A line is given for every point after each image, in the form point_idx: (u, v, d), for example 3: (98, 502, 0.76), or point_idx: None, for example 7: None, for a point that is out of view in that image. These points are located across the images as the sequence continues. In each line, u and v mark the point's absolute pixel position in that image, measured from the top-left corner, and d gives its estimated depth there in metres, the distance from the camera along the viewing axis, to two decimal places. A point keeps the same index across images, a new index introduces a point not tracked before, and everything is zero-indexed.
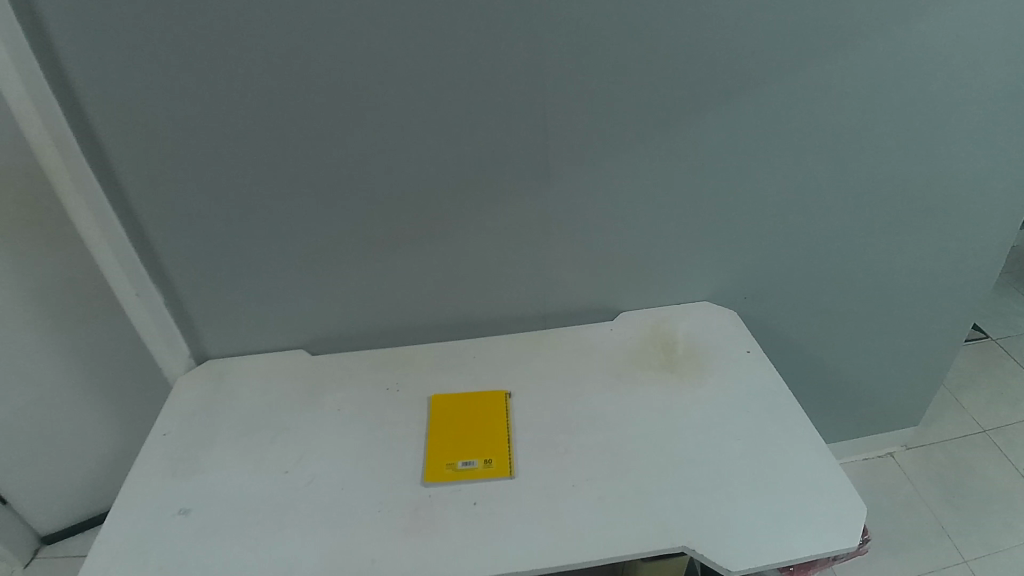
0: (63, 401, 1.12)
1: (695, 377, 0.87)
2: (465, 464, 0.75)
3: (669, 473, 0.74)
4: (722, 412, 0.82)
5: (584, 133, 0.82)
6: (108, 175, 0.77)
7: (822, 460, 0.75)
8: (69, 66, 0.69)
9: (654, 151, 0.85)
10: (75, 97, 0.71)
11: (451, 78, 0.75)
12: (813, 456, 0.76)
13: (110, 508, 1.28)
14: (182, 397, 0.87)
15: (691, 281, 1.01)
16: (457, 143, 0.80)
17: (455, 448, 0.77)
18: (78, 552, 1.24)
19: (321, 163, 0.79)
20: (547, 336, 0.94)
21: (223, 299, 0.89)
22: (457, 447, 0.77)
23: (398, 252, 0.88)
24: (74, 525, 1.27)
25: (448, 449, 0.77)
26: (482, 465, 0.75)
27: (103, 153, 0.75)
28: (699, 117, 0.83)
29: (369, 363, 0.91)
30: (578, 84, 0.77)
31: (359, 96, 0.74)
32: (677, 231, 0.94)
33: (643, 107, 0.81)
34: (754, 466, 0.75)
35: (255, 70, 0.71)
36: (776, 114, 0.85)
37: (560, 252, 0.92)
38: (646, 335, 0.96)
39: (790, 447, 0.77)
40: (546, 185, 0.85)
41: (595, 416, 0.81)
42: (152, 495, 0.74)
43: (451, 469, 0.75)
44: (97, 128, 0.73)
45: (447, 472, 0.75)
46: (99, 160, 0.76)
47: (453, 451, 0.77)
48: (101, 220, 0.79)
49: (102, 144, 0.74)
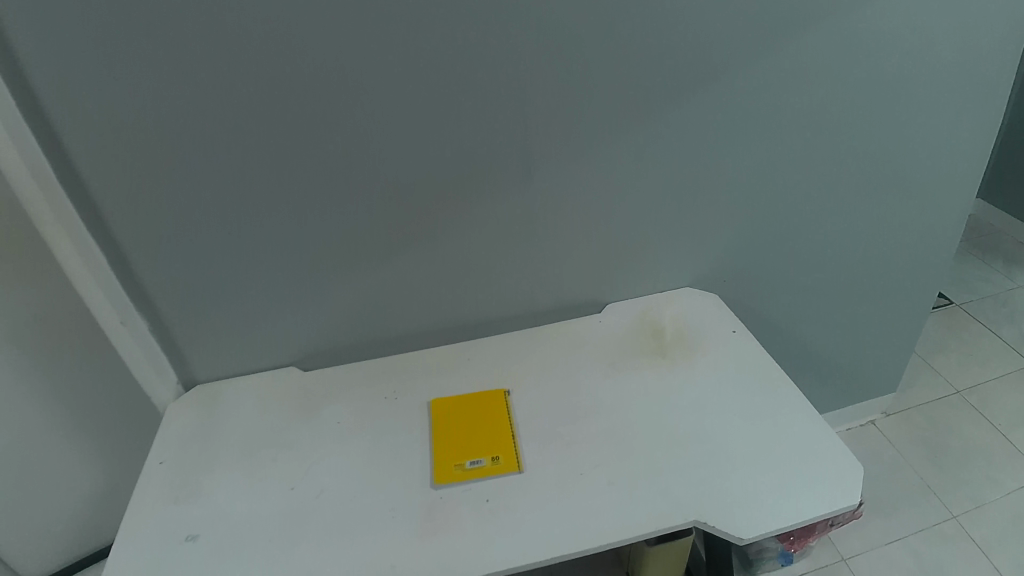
0: (46, 441, 1.09)
1: (687, 359, 0.89)
2: (472, 464, 0.76)
3: (674, 453, 0.76)
4: (717, 390, 0.84)
5: (564, 129, 0.83)
6: (85, 202, 0.76)
7: (818, 426, 0.78)
8: (42, 94, 0.68)
9: (632, 141, 0.87)
10: (49, 124, 0.70)
11: (431, 83, 0.76)
12: (809, 423, 0.78)
13: (97, 548, 1.24)
14: (175, 424, 0.86)
15: (674, 268, 1.03)
16: (440, 147, 0.81)
17: (460, 448, 0.77)
18: None
19: (304, 177, 0.79)
20: (538, 333, 0.96)
21: (211, 321, 0.88)
22: (463, 447, 0.78)
23: (386, 260, 0.89)
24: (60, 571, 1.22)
25: (454, 450, 0.77)
26: (489, 462, 0.76)
27: (80, 180, 0.74)
28: (672, 106, 0.85)
29: (364, 373, 0.91)
30: (554, 82, 0.79)
31: (340, 106, 0.75)
32: (658, 218, 0.96)
33: (619, 99, 0.83)
34: (755, 439, 0.77)
35: (233, 87, 0.71)
36: (745, 98, 0.88)
37: (546, 248, 0.93)
38: (635, 323, 0.97)
39: (786, 417, 0.79)
40: (528, 183, 0.86)
41: (595, 405, 0.82)
42: (157, 523, 0.73)
43: (459, 469, 0.75)
44: (73, 155, 0.72)
45: (456, 473, 0.75)
46: (77, 187, 0.74)
47: (459, 452, 0.77)
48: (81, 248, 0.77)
49: (79, 172, 0.73)
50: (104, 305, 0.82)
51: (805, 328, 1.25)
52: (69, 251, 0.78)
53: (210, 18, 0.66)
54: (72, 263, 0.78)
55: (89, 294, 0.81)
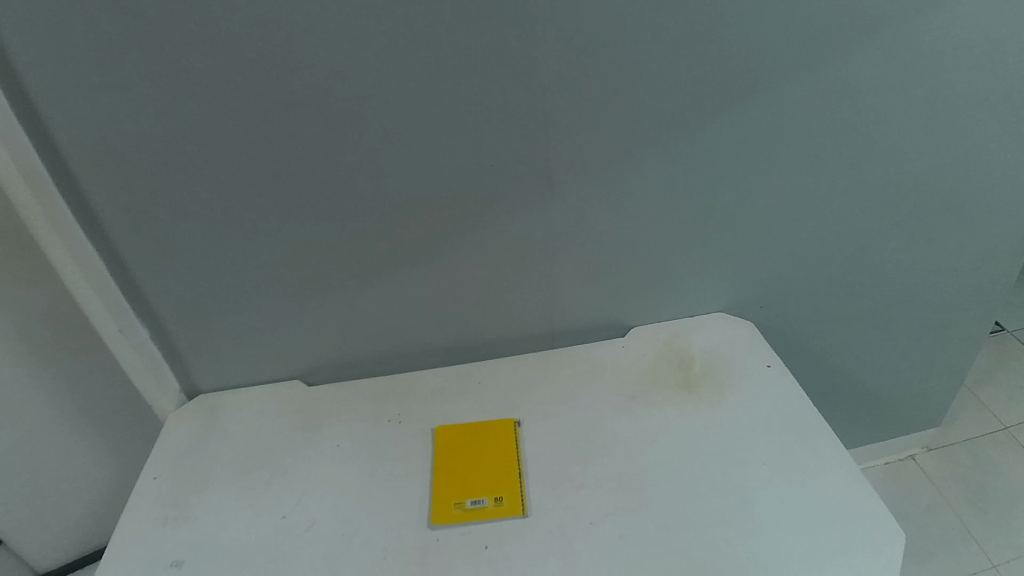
0: (54, 438, 1.08)
1: (713, 396, 0.83)
2: (473, 504, 0.71)
3: (691, 505, 0.70)
4: (745, 434, 0.77)
5: (588, 146, 0.77)
6: (83, 208, 0.73)
7: (855, 484, 0.71)
8: (36, 97, 0.65)
9: (662, 160, 0.80)
10: (44, 129, 0.67)
11: (445, 95, 0.70)
12: (845, 481, 0.71)
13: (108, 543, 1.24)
14: (173, 436, 0.83)
15: (703, 292, 0.96)
16: (455, 161, 0.76)
17: (462, 486, 0.73)
18: None
19: (310, 186, 0.75)
20: (555, 357, 0.90)
21: (214, 331, 0.85)
22: (465, 484, 0.73)
23: (396, 274, 0.84)
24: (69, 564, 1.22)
25: (455, 487, 0.73)
26: (491, 503, 0.71)
27: (77, 187, 0.71)
28: (706, 124, 0.79)
29: (369, 392, 0.87)
30: (579, 96, 0.73)
31: (348, 115, 0.70)
32: (688, 241, 0.89)
33: (649, 115, 0.76)
34: (783, 494, 0.70)
35: (235, 93, 0.67)
36: (787, 117, 0.80)
37: (566, 268, 0.88)
38: (659, 352, 0.91)
39: (820, 471, 0.73)
40: (548, 201, 0.81)
41: (611, 443, 0.77)
42: (143, 546, 0.70)
43: (459, 509, 0.71)
44: (69, 160, 0.69)
45: (455, 513, 0.70)
46: (74, 194, 0.72)
47: (460, 489, 0.73)
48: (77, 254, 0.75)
49: (75, 177, 0.70)
50: (103, 313, 0.80)
51: (844, 358, 1.17)
52: (65, 258, 0.75)
53: (209, 20, 0.62)
54: (68, 271, 0.76)
55: (87, 301, 0.79)
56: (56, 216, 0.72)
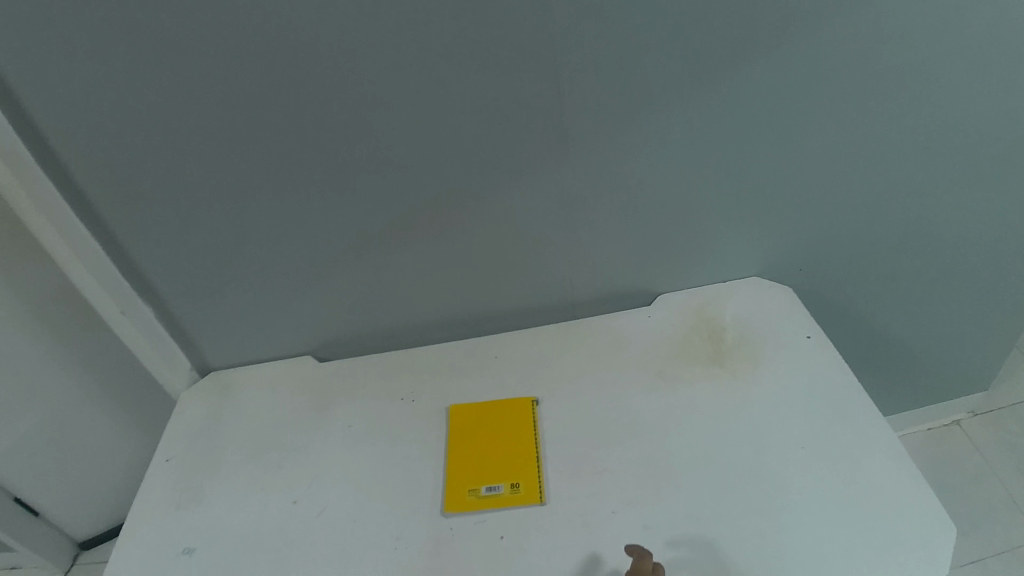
0: (78, 413, 1.09)
1: (747, 372, 0.77)
2: (489, 491, 0.68)
3: (719, 493, 0.65)
4: (779, 414, 0.72)
5: (605, 103, 0.70)
6: (71, 187, 0.71)
7: (901, 472, 0.65)
8: (8, 75, 0.62)
9: (688, 115, 0.73)
10: (20, 104, 0.64)
11: (443, 52, 0.64)
12: (889, 467, 0.66)
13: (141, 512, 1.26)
14: (185, 415, 0.81)
15: (736, 257, 0.89)
16: (459, 125, 0.69)
17: (477, 470, 0.70)
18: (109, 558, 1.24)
19: (306, 155, 0.70)
20: (575, 329, 0.86)
21: (220, 306, 0.83)
22: (480, 469, 0.70)
23: (405, 246, 0.79)
24: (104, 533, 1.25)
25: (470, 472, 0.70)
26: (508, 490, 0.68)
27: (61, 164, 0.69)
28: (737, 74, 0.70)
29: (382, 367, 0.84)
30: (592, 48, 0.65)
31: (341, 78, 0.64)
32: (718, 203, 0.82)
33: (672, 66, 0.68)
34: (821, 481, 0.65)
35: (215, 59, 0.62)
36: (832, 63, 0.71)
37: (585, 236, 0.82)
38: (690, 322, 0.85)
39: (862, 455, 0.67)
40: (562, 164, 0.74)
41: (636, 424, 0.72)
42: (154, 532, 0.69)
43: (474, 497, 0.67)
44: (50, 138, 0.67)
45: (469, 500, 0.67)
46: (60, 171, 0.69)
47: (475, 474, 0.69)
48: (68, 236, 0.74)
49: (58, 155, 0.68)
50: (101, 295, 0.79)
51: (889, 322, 1.09)
52: (57, 239, 0.74)
53: None
54: (62, 254, 0.75)
55: (84, 283, 0.78)
56: (42, 197, 0.71)
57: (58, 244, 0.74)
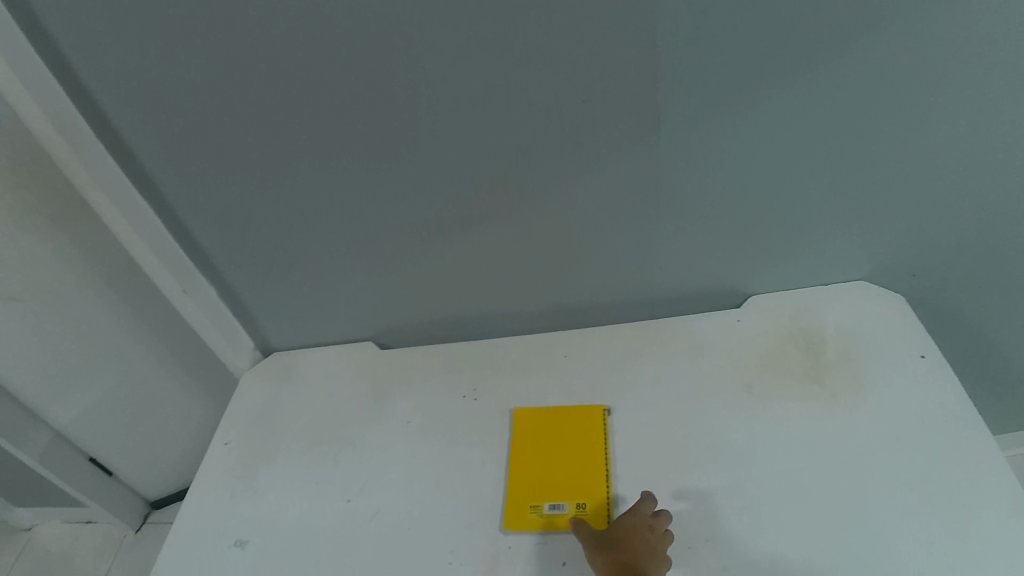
0: (150, 379, 1.12)
1: (848, 396, 0.68)
2: (552, 508, 0.64)
3: (802, 534, 0.59)
4: (882, 446, 0.64)
5: (695, 85, 0.60)
6: (135, 167, 0.71)
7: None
8: (69, 57, 0.62)
9: (799, 99, 0.61)
10: (77, 77, 0.63)
11: (507, 24, 0.56)
12: (1009, 521, 0.56)
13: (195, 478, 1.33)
14: (247, 396, 0.85)
15: (847, 262, 0.76)
16: (526, 107, 0.62)
17: (540, 485, 0.66)
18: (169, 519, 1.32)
19: (364, 135, 0.65)
20: (649, 330, 0.80)
21: (281, 286, 0.82)
22: (544, 484, 0.66)
23: (469, 233, 0.74)
24: (170, 495, 1.33)
25: (532, 487, 0.66)
26: (573, 510, 0.64)
27: (120, 137, 0.68)
28: (861, 56, 0.57)
29: (441, 360, 0.83)
30: (680, 26, 0.56)
31: (397, 50, 0.58)
32: (830, 203, 0.69)
33: (783, 40, 0.56)
34: (922, 531, 0.57)
35: (266, 36, 0.58)
36: (995, 40, 0.55)
37: (667, 234, 0.73)
38: (783, 330, 0.76)
39: (976, 505, 0.58)
40: (642, 155, 0.65)
41: (720, 446, 0.66)
42: (213, 517, 0.72)
43: (536, 514, 0.64)
44: (113, 118, 0.66)
45: (531, 518, 0.64)
46: (119, 145, 0.69)
47: (538, 490, 0.66)
48: (129, 214, 0.74)
49: (121, 136, 0.68)
50: (162, 273, 0.80)
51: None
52: (118, 218, 0.74)
53: None
54: (124, 232, 0.76)
55: (146, 261, 0.79)
56: (98, 170, 0.71)
57: (119, 221, 0.75)
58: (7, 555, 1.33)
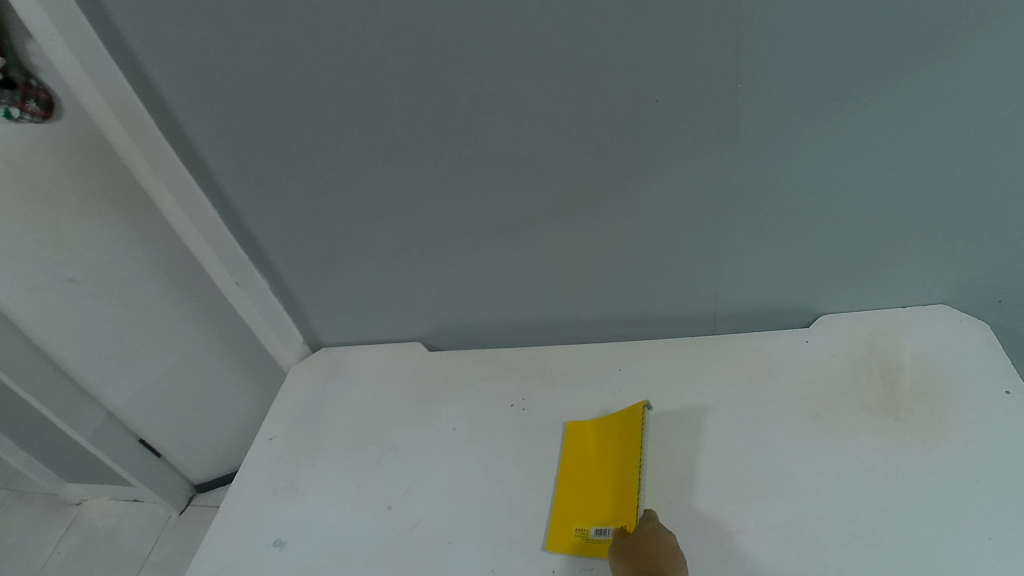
0: (200, 366, 1.14)
1: (925, 430, 0.63)
2: (597, 533, 0.60)
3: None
4: (961, 487, 0.58)
5: (780, 89, 0.55)
6: (194, 159, 0.71)
7: None
8: (136, 49, 0.61)
9: (890, 109, 0.56)
10: (141, 64, 0.63)
11: (579, 19, 0.53)
12: None
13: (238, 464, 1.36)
14: (294, 390, 0.85)
15: (928, 285, 0.70)
16: (593, 108, 0.59)
17: (587, 507, 0.63)
18: (212, 503, 1.35)
19: (422, 132, 0.63)
20: (710, 347, 0.76)
21: (330, 281, 0.81)
22: (591, 505, 0.63)
23: (525, 236, 0.71)
24: (214, 479, 1.36)
25: (580, 508, 0.63)
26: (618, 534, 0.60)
27: (181, 127, 0.68)
28: (965, 68, 0.52)
29: (489, 366, 0.81)
30: (765, 31, 0.52)
31: (462, 43, 0.55)
32: (918, 219, 0.64)
33: (885, 42, 0.51)
34: None
35: (329, 32, 0.56)
36: None
37: (734, 248, 0.69)
38: (856, 354, 0.71)
39: None
40: (713, 165, 0.62)
41: (781, 477, 0.62)
42: (253, 515, 0.71)
43: (580, 538, 0.60)
44: (176, 111, 0.66)
45: (576, 542, 0.60)
46: (181, 135, 0.69)
47: (584, 512, 0.62)
48: (186, 206, 0.73)
49: (182, 129, 0.68)
50: (217, 265, 0.79)
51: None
52: (175, 209, 0.74)
53: None
54: (181, 222, 0.75)
55: (201, 252, 0.78)
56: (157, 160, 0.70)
57: (176, 212, 0.74)
58: (58, 527, 1.38)
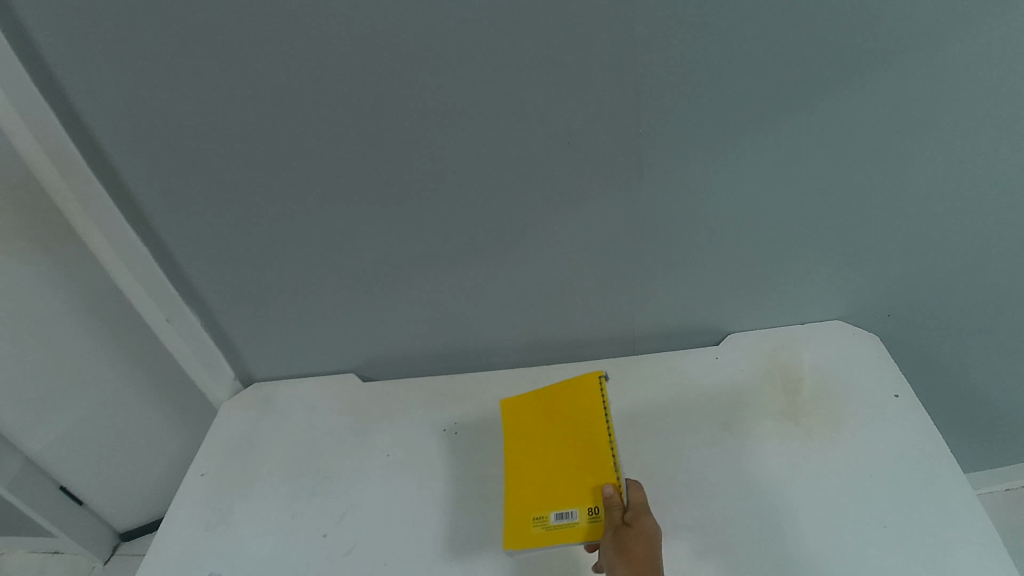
0: (127, 408, 1.11)
1: (823, 433, 0.70)
2: (560, 519, 0.61)
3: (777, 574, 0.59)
4: (852, 483, 0.65)
5: (681, 128, 0.62)
6: (124, 197, 0.71)
7: (989, 563, 0.58)
8: (66, 91, 0.62)
9: (768, 146, 0.64)
10: (72, 106, 0.63)
11: (495, 68, 0.58)
12: (980, 557, 0.58)
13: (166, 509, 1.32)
14: (226, 426, 0.84)
15: (818, 301, 0.78)
16: (511, 146, 0.64)
17: (544, 495, 0.64)
18: (139, 550, 1.31)
19: (354, 169, 0.66)
20: (633, 366, 0.81)
21: (263, 315, 0.82)
22: (548, 491, 0.64)
23: (453, 267, 0.75)
24: (141, 527, 1.32)
25: (538, 497, 0.64)
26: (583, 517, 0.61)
27: (110, 166, 0.68)
28: (823, 109, 0.61)
29: (423, 394, 0.83)
30: (660, 77, 0.59)
31: (393, 87, 0.60)
32: (808, 243, 0.72)
33: (766, 89, 0.60)
34: (892, 567, 0.58)
35: (262, 77, 0.60)
36: (936, 98, 0.60)
37: (646, 273, 0.75)
38: (761, 368, 0.77)
39: (941, 540, 0.60)
40: (623, 197, 0.67)
41: (696, 483, 0.67)
42: (186, 551, 0.70)
43: (541, 529, 0.62)
44: (106, 151, 0.67)
45: (537, 533, 0.62)
46: (110, 174, 0.69)
47: (541, 502, 0.64)
48: (116, 242, 0.74)
49: (113, 169, 0.68)
50: (147, 301, 0.79)
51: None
52: (105, 245, 0.74)
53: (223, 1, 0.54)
54: (110, 259, 0.75)
55: (130, 289, 0.78)
56: (87, 198, 0.70)
57: (106, 248, 0.74)
58: None
